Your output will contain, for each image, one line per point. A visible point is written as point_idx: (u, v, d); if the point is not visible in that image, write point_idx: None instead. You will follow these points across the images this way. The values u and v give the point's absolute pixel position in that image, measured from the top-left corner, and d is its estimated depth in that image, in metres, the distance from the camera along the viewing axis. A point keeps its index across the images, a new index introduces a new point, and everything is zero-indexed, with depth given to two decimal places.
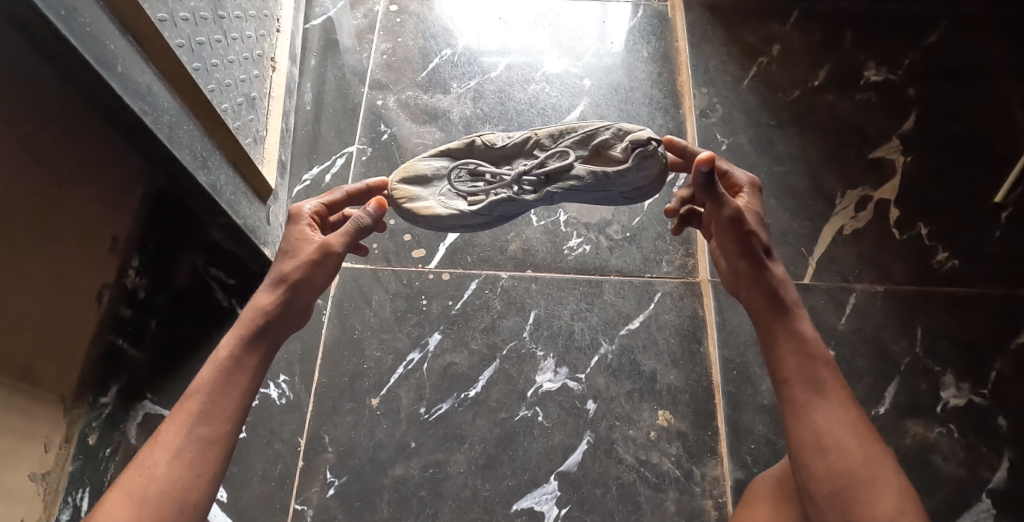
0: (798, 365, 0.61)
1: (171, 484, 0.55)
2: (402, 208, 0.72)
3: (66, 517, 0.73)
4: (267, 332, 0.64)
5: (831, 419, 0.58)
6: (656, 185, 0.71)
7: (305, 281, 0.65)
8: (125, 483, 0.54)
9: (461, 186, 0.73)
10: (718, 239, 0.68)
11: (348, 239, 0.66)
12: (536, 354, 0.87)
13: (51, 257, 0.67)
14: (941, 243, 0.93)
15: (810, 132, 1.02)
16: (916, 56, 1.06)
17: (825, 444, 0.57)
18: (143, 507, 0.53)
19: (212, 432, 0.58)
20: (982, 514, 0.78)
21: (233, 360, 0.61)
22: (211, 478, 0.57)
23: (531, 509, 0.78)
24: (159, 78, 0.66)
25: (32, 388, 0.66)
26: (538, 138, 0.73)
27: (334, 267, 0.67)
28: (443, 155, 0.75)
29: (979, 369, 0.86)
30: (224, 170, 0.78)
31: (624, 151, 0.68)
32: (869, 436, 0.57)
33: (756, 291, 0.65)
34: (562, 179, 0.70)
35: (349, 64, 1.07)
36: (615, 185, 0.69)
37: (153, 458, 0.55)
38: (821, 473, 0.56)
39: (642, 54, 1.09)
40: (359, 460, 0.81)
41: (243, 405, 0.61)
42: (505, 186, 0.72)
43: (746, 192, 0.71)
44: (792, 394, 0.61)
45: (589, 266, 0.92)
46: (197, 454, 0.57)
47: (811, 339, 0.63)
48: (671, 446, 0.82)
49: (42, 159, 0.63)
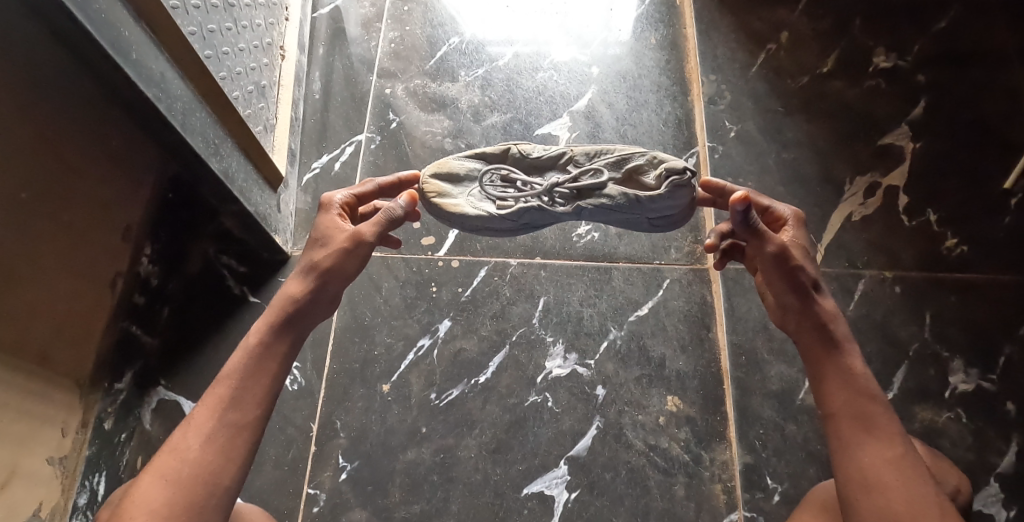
0: (847, 400, 0.61)
1: (204, 467, 0.55)
2: (430, 202, 0.72)
3: (84, 501, 0.74)
4: (297, 320, 0.64)
5: (876, 456, 0.57)
6: (684, 216, 0.72)
7: (335, 270, 0.66)
8: (161, 466, 0.55)
9: (491, 189, 0.73)
10: (765, 275, 0.69)
11: (379, 228, 0.67)
12: (546, 339, 0.88)
13: (68, 246, 0.68)
14: (950, 230, 0.93)
15: (819, 118, 1.01)
16: (926, 42, 1.05)
17: (869, 482, 0.56)
18: (177, 488, 0.54)
19: (242, 417, 0.59)
20: (991, 499, 0.78)
21: (262, 347, 0.62)
22: (241, 462, 0.57)
23: (542, 492, 0.79)
24: (171, 65, 0.66)
25: (50, 373, 0.68)
26: (574, 155, 0.73)
27: (364, 256, 0.67)
28: (478, 158, 0.75)
29: (988, 355, 0.86)
30: (236, 157, 0.79)
31: (657, 179, 0.69)
32: (916, 476, 0.55)
33: (804, 323, 0.66)
34: (594, 195, 0.71)
35: (357, 53, 1.07)
36: (644, 210, 0.70)
37: (187, 441, 0.56)
38: (865, 510, 0.55)
39: (650, 41, 1.09)
40: (371, 445, 0.82)
41: (274, 390, 0.62)
42: (535, 195, 0.71)
43: (791, 226, 0.70)
44: (840, 428, 0.61)
45: (598, 253, 0.93)
46: (228, 439, 0.57)
47: (860, 373, 0.62)
48: (680, 431, 0.82)
49: (57, 147, 0.64)
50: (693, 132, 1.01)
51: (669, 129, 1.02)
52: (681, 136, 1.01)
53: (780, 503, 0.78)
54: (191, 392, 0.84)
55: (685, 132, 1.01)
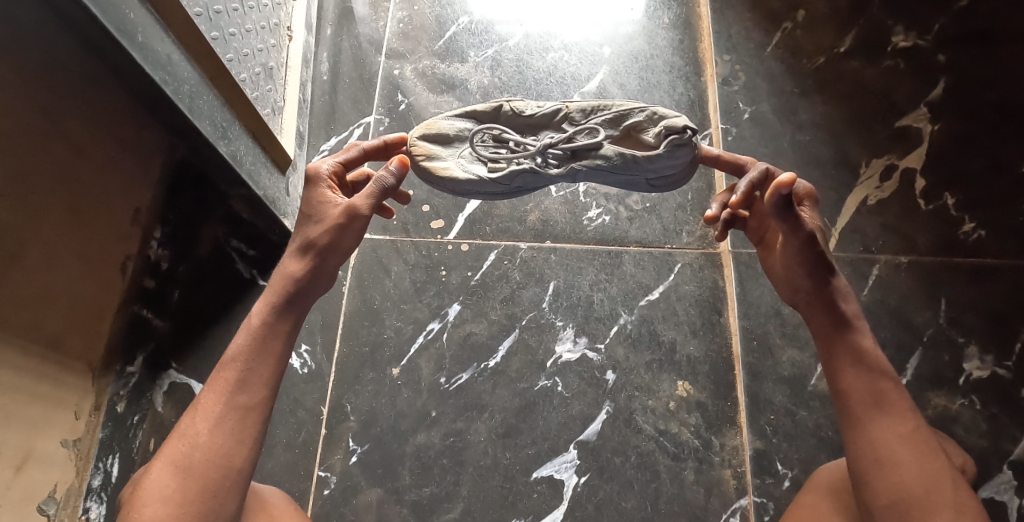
0: (859, 378, 0.60)
1: (214, 451, 0.56)
2: (419, 165, 0.70)
3: (97, 483, 0.74)
4: (298, 299, 0.64)
5: (887, 432, 0.57)
6: (687, 175, 0.69)
7: (332, 246, 0.65)
8: (172, 452, 0.56)
9: (482, 150, 0.71)
10: (779, 254, 0.66)
11: (373, 200, 0.64)
12: (556, 324, 0.87)
13: (78, 230, 0.68)
14: (968, 214, 0.91)
15: (835, 100, 0.99)
16: (947, 20, 1.02)
17: (880, 456, 0.56)
18: (189, 475, 0.54)
19: (251, 399, 0.59)
20: (1003, 486, 0.78)
21: (266, 327, 0.62)
22: (252, 444, 0.58)
23: (551, 477, 0.79)
24: (178, 47, 0.65)
25: (62, 357, 0.68)
26: (569, 112, 0.71)
27: (361, 229, 0.65)
28: (468, 117, 0.73)
29: (1005, 342, 0.85)
30: (244, 141, 0.78)
31: (656, 136, 0.67)
32: (928, 451, 0.56)
33: (815, 306, 0.64)
34: (588, 156, 0.68)
35: (365, 34, 1.06)
36: (643, 170, 0.67)
37: (196, 427, 0.57)
38: (880, 485, 0.55)
39: (663, 20, 1.06)
40: (381, 429, 0.82)
41: (278, 370, 0.62)
42: (528, 157, 0.69)
43: (807, 206, 0.69)
44: (850, 406, 0.60)
45: (609, 237, 0.92)
46: (237, 422, 0.58)
47: (872, 351, 0.61)
48: (690, 416, 0.82)
49: (64, 131, 0.64)
50: (706, 113, 1.00)
51: (682, 110, 1.00)
52: (694, 118, 0.99)
53: (791, 488, 0.78)
54: (200, 375, 0.85)
55: (698, 113, 1.00)
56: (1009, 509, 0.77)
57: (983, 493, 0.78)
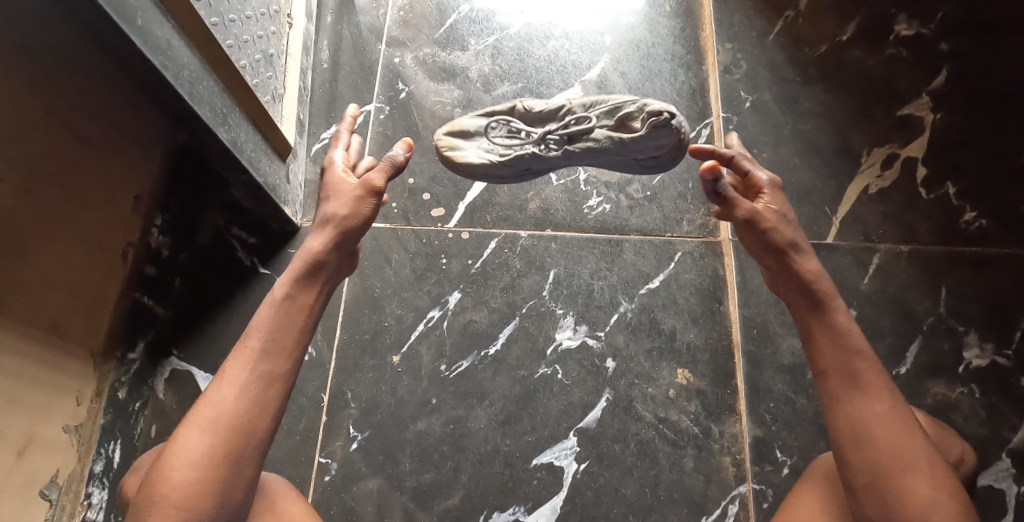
0: (834, 357, 0.60)
1: (239, 417, 0.56)
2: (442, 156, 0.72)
3: (100, 468, 0.75)
4: (322, 272, 0.64)
5: (863, 410, 0.57)
6: (677, 155, 0.69)
7: (350, 217, 0.66)
8: (196, 418, 0.55)
9: (497, 141, 0.72)
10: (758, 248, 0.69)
11: (387, 176, 0.68)
12: (556, 312, 0.87)
13: (80, 215, 0.68)
14: (969, 203, 0.91)
15: (837, 89, 0.99)
16: (951, 8, 1.01)
17: (858, 435, 0.56)
18: (214, 441, 0.54)
19: (275, 369, 0.59)
20: (1002, 474, 0.78)
21: (291, 299, 0.62)
22: (275, 414, 0.58)
23: (551, 463, 0.80)
24: (179, 33, 0.65)
25: (64, 341, 0.68)
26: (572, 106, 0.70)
27: (375, 202, 0.67)
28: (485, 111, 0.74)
29: (1004, 330, 0.85)
30: (245, 127, 0.78)
31: (640, 121, 0.67)
32: (905, 428, 0.56)
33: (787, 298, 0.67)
34: (583, 140, 0.69)
35: (365, 21, 1.05)
36: (629, 150, 0.67)
37: (222, 393, 0.56)
38: (858, 464, 0.56)
39: (665, 8, 1.06)
40: (382, 416, 0.83)
41: (302, 344, 0.62)
42: (533, 142, 0.70)
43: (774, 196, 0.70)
44: (830, 387, 0.60)
45: (609, 225, 0.91)
46: (262, 390, 0.57)
47: (847, 330, 0.61)
48: (690, 404, 0.82)
49: (65, 118, 0.64)
50: (708, 102, 0.99)
51: (683, 98, 1.00)
52: (695, 106, 0.99)
53: (790, 475, 0.79)
54: (205, 365, 0.84)
55: (699, 102, 0.99)
56: (1007, 496, 0.77)
57: (981, 481, 0.78)
